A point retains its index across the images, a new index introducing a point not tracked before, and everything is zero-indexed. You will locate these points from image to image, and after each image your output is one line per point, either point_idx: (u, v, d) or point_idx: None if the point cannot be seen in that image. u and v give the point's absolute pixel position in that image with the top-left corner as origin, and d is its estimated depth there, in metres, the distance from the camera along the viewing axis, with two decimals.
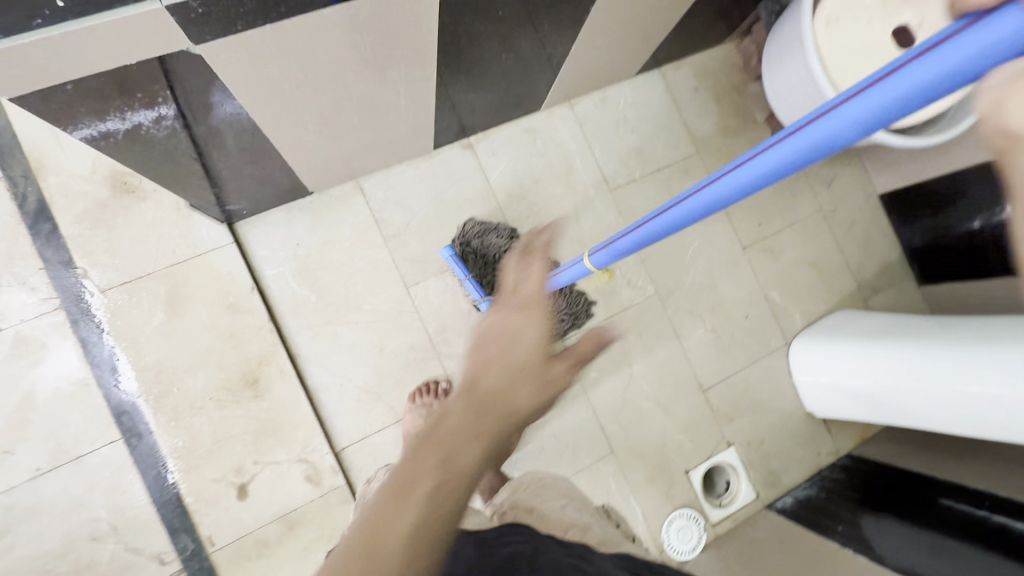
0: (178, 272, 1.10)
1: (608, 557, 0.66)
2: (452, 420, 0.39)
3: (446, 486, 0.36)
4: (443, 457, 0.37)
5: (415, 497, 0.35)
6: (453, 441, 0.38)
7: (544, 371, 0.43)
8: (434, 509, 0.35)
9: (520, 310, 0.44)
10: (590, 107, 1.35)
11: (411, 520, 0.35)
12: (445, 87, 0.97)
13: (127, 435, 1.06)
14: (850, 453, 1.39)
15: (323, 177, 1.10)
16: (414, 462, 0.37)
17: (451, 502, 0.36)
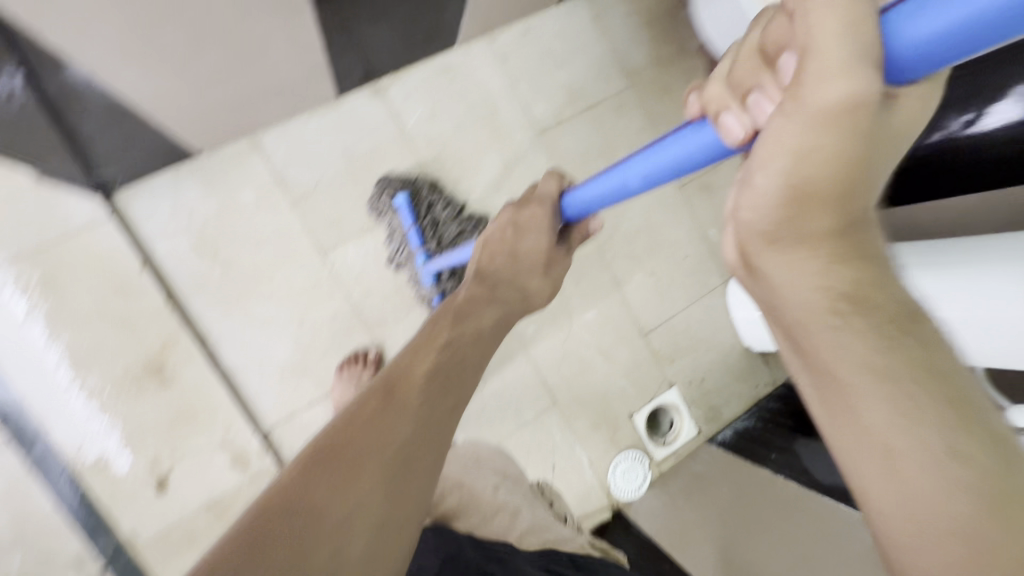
0: (50, 255, 0.97)
1: (531, 556, 0.67)
2: (456, 305, 0.65)
3: (452, 343, 0.59)
4: (450, 330, 0.60)
5: (432, 350, 0.56)
6: (449, 343, 0.58)
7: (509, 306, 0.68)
8: (441, 355, 0.56)
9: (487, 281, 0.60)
10: (512, 39, 1.23)
11: (427, 362, 0.54)
12: (331, 24, 0.84)
13: (19, 438, 0.96)
14: (786, 382, 1.43)
15: (208, 135, 0.97)
16: (430, 334, 0.59)
17: (447, 365, 0.56)
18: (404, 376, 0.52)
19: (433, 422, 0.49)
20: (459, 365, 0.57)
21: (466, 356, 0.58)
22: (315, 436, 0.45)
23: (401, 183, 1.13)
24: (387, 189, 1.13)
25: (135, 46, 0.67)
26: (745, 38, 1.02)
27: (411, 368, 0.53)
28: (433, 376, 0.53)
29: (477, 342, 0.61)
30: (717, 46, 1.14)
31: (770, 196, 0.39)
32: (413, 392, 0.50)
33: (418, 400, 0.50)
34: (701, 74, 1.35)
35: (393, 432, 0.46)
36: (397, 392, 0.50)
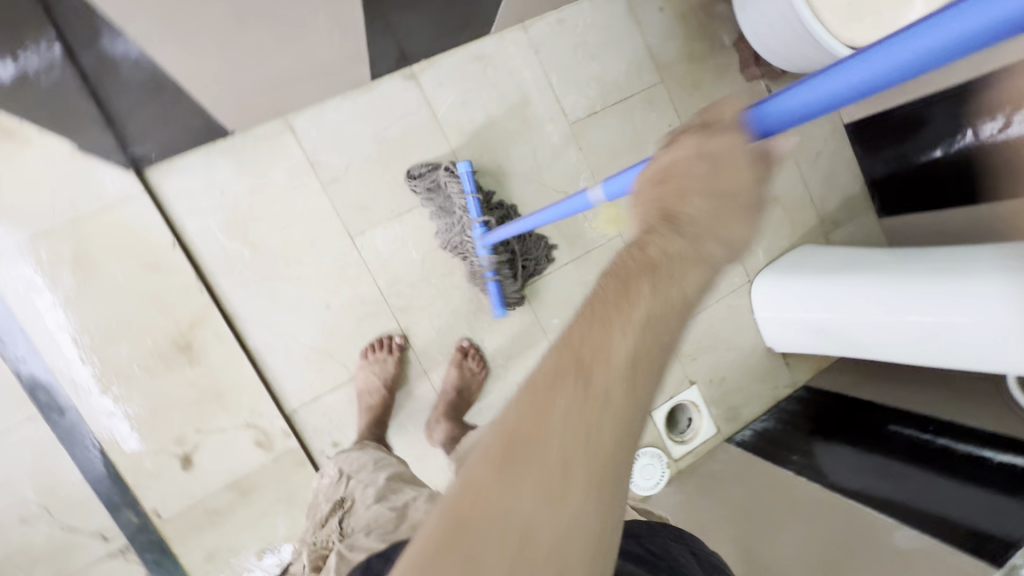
0: (82, 229, 0.97)
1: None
2: (650, 270, 0.40)
3: (650, 320, 0.39)
4: (650, 300, 0.39)
5: (630, 328, 0.38)
6: (657, 291, 0.39)
7: (724, 246, 0.42)
8: (642, 335, 0.38)
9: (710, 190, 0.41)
10: (545, 29, 1.22)
11: (627, 341, 0.38)
12: (372, 7, 0.84)
13: (46, 411, 0.96)
14: (806, 385, 1.42)
15: (244, 114, 0.97)
16: (623, 294, 0.39)
17: (653, 337, 0.39)
18: (601, 353, 0.37)
19: (640, 399, 0.38)
20: (670, 331, 0.40)
21: (663, 332, 0.40)
22: (496, 421, 0.37)
23: (429, 172, 1.11)
24: (419, 178, 1.11)
25: (180, 19, 0.67)
26: (786, 34, 1.01)
27: (608, 344, 0.37)
28: (636, 360, 0.38)
29: (685, 308, 0.41)
30: (754, 43, 1.13)
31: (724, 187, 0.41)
32: (618, 375, 0.37)
33: (624, 386, 0.37)
34: (733, 71, 1.34)
35: (597, 424, 0.36)
36: (592, 373, 0.37)
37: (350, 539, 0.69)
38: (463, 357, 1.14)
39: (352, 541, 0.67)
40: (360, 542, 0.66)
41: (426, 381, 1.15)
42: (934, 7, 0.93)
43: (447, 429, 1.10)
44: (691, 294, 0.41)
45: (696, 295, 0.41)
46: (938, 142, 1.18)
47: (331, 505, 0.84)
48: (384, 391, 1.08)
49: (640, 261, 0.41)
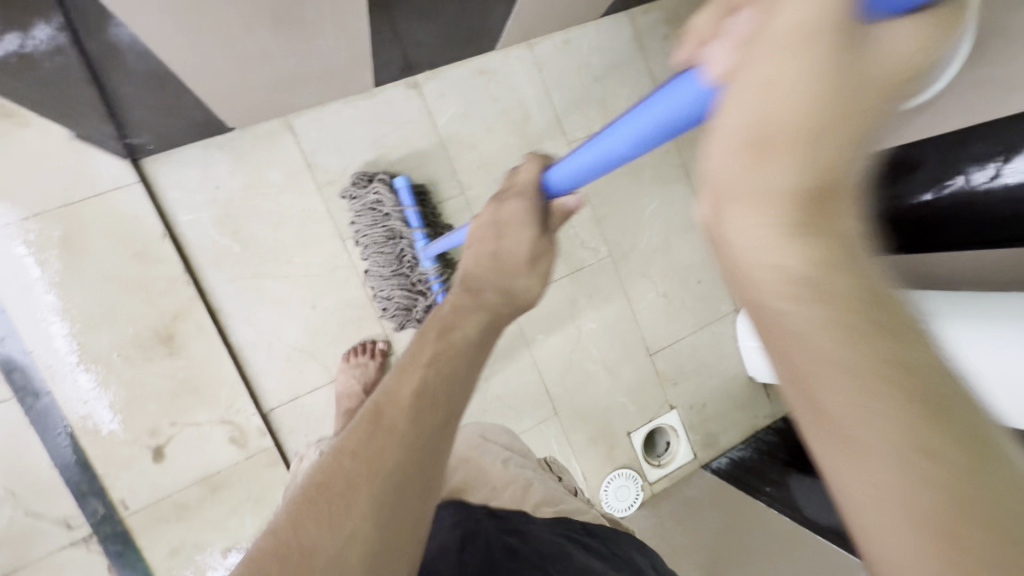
0: (74, 214, 0.97)
1: (546, 525, 0.67)
2: (443, 324, 0.50)
3: (437, 362, 0.46)
4: (434, 347, 0.47)
5: (416, 368, 0.45)
6: (441, 334, 0.49)
7: (507, 293, 0.57)
8: (430, 375, 0.45)
9: (493, 249, 0.59)
10: (550, 49, 1.24)
11: (414, 380, 0.44)
12: (379, 16, 0.85)
13: (21, 393, 0.96)
14: (785, 417, 1.44)
15: (245, 112, 0.98)
16: (413, 350, 0.47)
17: (442, 367, 0.46)
18: (391, 397, 0.43)
19: (438, 389, 0.44)
20: (454, 362, 0.47)
21: (455, 368, 0.46)
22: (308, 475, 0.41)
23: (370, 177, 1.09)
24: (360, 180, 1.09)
25: (186, 15, 0.66)
26: None
27: (398, 388, 0.43)
28: (421, 392, 0.43)
29: (462, 347, 0.49)
30: None
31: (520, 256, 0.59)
32: (401, 410, 0.42)
33: (412, 414, 0.42)
34: None
35: (384, 451, 0.40)
36: (383, 415, 0.42)
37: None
38: None
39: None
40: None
41: None
42: None
43: None
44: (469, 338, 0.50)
45: (477, 335, 0.51)
46: None
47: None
48: (364, 396, 1.07)
49: (441, 319, 0.51)
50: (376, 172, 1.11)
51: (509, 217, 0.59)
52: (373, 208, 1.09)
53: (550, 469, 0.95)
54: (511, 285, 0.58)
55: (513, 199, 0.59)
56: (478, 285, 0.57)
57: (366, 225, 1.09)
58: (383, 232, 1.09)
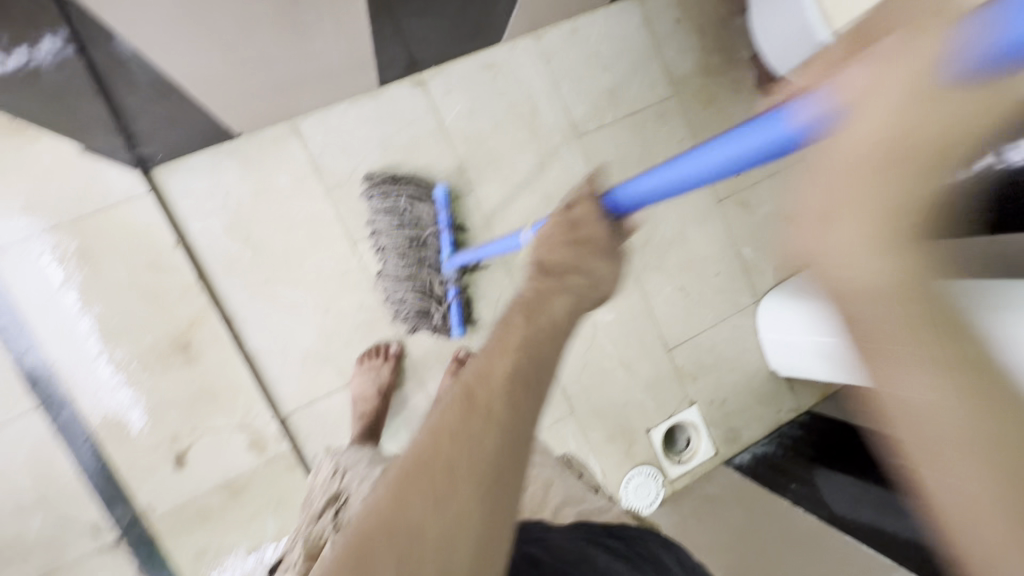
0: (90, 226, 0.98)
1: (565, 530, 0.63)
2: (535, 300, 0.50)
3: (528, 343, 0.47)
4: (524, 329, 0.48)
5: (501, 364, 0.44)
6: (530, 316, 0.49)
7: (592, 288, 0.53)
8: (519, 361, 0.45)
9: (574, 234, 0.53)
10: (558, 38, 1.20)
11: (505, 365, 0.44)
12: (380, 13, 0.82)
13: (46, 404, 0.97)
14: (811, 410, 1.39)
15: (250, 117, 0.97)
16: (504, 333, 0.47)
17: (535, 354, 0.46)
18: (483, 381, 0.43)
19: (524, 399, 0.43)
20: (547, 341, 0.48)
21: (544, 351, 0.47)
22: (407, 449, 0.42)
23: (389, 181, 1.09)
24: (379, 182, 1.09)
25: (195, 8, 0.64)
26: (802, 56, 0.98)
27: (489, 371, 0.44)
28: (516, 377, 0.44)
29: (555, 328, 0.49)
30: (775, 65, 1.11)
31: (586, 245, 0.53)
32: (497, 395, 0.42)
33: (503, 398, 0.42)
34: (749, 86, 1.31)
35: (478, 432, 0.40)
36: (476, 399, 0.42)
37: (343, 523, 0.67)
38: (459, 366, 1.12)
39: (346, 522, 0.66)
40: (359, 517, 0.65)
41: (420, 390, 1.15)
42: None
43: None
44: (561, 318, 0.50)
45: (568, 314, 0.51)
46: None
47: (328, 500, 0.79)
48: (378, 398, 1.07)
49: (530, 298, 0.51)
50: (401, 174, 1.11)
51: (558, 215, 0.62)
52: (398, 211, 1.08)
53: (569, 468, 0.93)
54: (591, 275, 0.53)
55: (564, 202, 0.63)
56: (562, 273, 0.52)
57: (387, 231, 1.08)
58: (403, 233, 1.08)
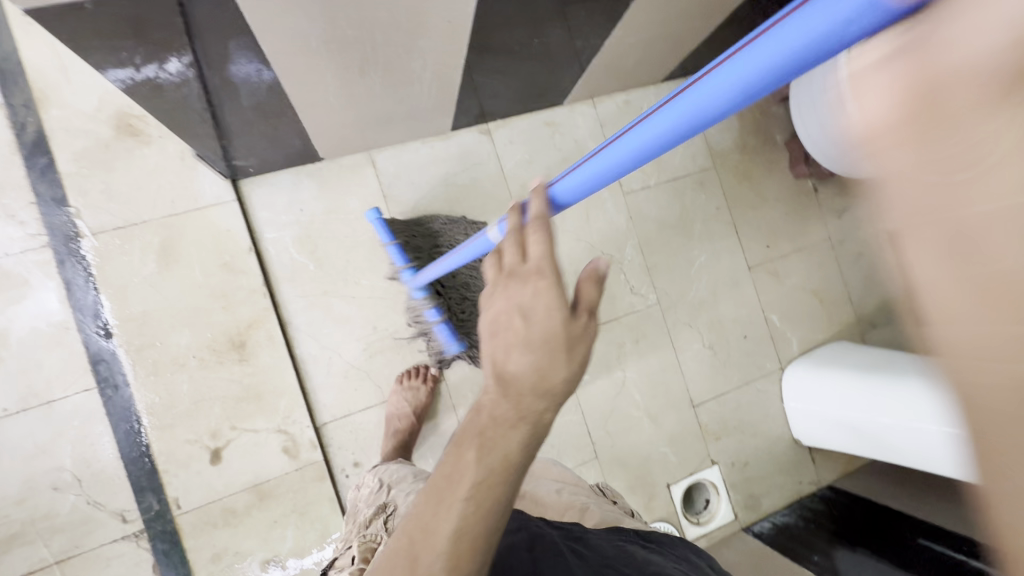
0: (175, 224, 1.06)
1: (602, 534, 0.67)
2: (476, 439, 0.40)
3: (476, 497, 0.40)
4: (475, 476, 0.40)
5: (453, 504, 0.40)
6: (476, 460, 0.40)
7: (551, 397, 0.40)
8: (466, 515, 0.40)
9: (522, 339, 0.40)
10: (613, 108, 1.34)
11: (448, 523, 0.40)
12: (474, 67, 0.94)
13: (102, 385, 1.02)
14: (832, 485, 1.39)
15: (337, 145, 1.07)
16: (447, 477, 0.41)
17: (477, 509, 0.40)
18: (426, 535, 0.40)
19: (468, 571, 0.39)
20: (493, 496, 0.40)
21: (492, 497, 0.40)
22: None
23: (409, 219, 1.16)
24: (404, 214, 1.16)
25: (332, 49, 0.72)
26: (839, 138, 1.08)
27: (432, 525, 0.40)
28: (458, 536, 0.39)
29: (508, 470, 0.40)
30: (812, 150, 1.24)
31: (542, 330, 0.39)
32: (439, 557, 0.39)
33: (445, 570, 0.39)
34: (782, 167, 1.42)
35: None
36: (418, 560, 0.40)
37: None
38: None
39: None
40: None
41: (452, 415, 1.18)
42: None
43: None
44: (519, 457, 0.40)
45: (520, 456, 0.40)
46: None
47: (375, 508, 0.85)
48: (413, 418, 1.10)
49: (470, 431, 0.41)
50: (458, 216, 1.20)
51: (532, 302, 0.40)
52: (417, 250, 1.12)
53: (603, 493, 0.94)
54: (549, 380, 0.39)
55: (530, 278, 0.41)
56: (513, 392, 0.40)
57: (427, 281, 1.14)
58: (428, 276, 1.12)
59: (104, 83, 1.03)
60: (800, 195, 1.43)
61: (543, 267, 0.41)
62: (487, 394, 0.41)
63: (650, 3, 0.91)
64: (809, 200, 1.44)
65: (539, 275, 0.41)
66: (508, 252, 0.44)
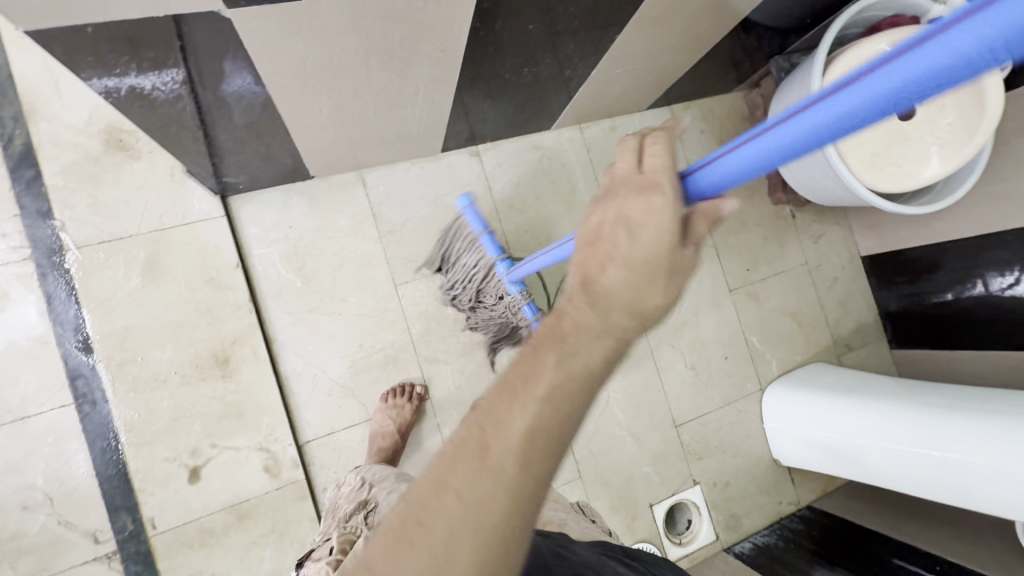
0: (162, 238, 1.06)
1: (585, 545, 0.69)
2: (558, 342, 0.41)
3: (555, 397, 0.39)
4: (556, 375, 0.40)
5: (530, 401, 0.39)
6: (560, 364, 0.40)
7: (639, 314, 0.42)
8: (543, 413, 0.39)
9: (626, 253, 0.43)
10: (599, 133, 1.38)
11: (526, 417, 0.39)
12: (465, 92, 0.97)
13: (79, 400, 1.00)
14: (811, 505, 1.41)
15: (328, 163, 1.09)
16: (526, 373, 0.40)
17: (555, 413, 0.39)
18: (499, 427, 0.39)
19: (541, 469, 0.39)
20: (573, 403, 0.40)
21: (573, 402, 0.40)
22: (398, 502, 0.40)
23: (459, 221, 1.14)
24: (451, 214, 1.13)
25: (327, 72, 0.74)
26: (813, 169, 1.13)
27: (507, 418, 0.39)
28: (533, 434, 0.38)
29: (589, 379, 0.41)
30: (788, 179, 1.29)
31: (645, 251, 0.42)
32: (513, 448, 0.38)
33: (521, 460, 0.38)
34: (761, 193, 1.47)
35: (488, 494, 0.37)
36: (490, 449, 0.38)
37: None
38: None
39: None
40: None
41: (437, 433, 1.18)
42: (953, 167, 1.02)
43: None
44: (598, 367, 0.42)
45: (601, 367, 0.42)
46: (950, 287, 1.32)
47: (355, 505, 0.88)
48: (397, 436, 1.10)
49: (554, 333, 0.42)
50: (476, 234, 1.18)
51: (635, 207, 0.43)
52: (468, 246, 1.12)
53: (583, 511, 0.94)
54: (643, 301, 0.42)
55: (637, 195, 0.44)
56: (605, 300, 0.43)
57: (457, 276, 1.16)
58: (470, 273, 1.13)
59: (95, 98, 1.04)
60: (778, 221, 1.48)
61: (657, 182, 0.44)
62: (573, 301, 0.43)
63: (634, 37, 0.95)
64: (787, 225, 1.49)
65: (653, 189, 0.43)
66: (619, 164, 0.46)
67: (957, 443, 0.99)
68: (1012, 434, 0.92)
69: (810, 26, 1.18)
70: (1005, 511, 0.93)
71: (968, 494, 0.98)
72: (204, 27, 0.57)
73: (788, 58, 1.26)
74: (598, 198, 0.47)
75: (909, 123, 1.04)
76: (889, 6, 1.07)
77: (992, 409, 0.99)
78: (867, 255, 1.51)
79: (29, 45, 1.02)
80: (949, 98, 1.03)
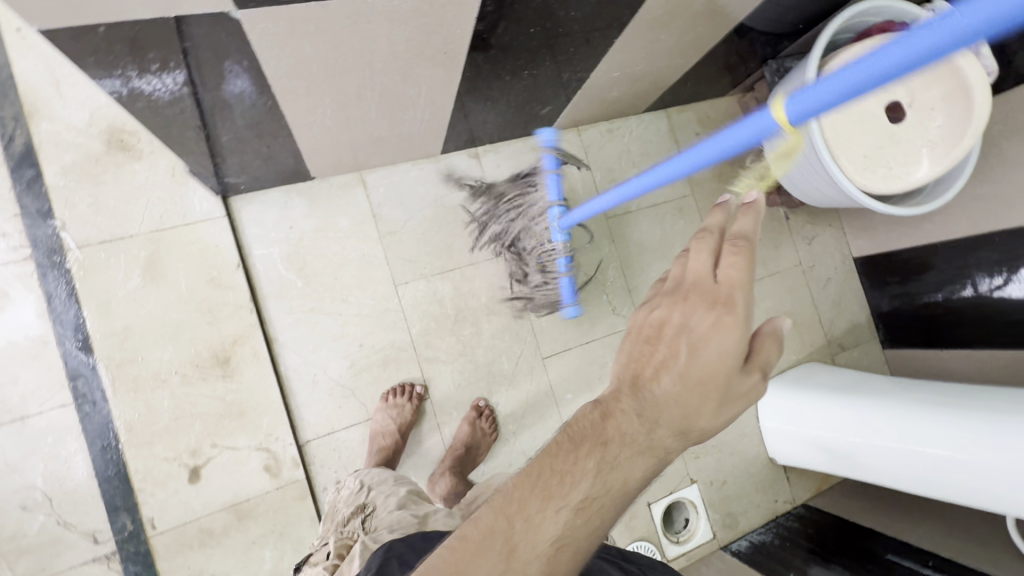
0: (162, 238, 1.06)
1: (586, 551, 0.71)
2: (601, 446, 0.46)
3: (587, 508, 0.45)
4: (592, 486, 0.45)
5: (563, 508, 0.45)
6: (599, 472, 0.45)
7: (683, 434, 0.46)
8: (574, 521, 0.44)
9: (682, 368, 0.46)
10: (596, 135, 1.39)
11: (556, 524, 0.44)
12: (465, 94, 0.98)
13: (79, 400, 1.00)
14: (806, 503, 1.43)
15: (329, 164, 1.10)
16: (566, 474, 0.45)
17: (585, 523, 0.45)
18: (529, 531, 0.44)
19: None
20: (604, 515, 0.45)
21: (599, 518, 0.45)
22: (427, 564, 0.47)
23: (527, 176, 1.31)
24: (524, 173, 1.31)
25: (331, 73, 0.75)
26: (807, 170, 1.15)
27: (539, 523, 0.45)
28: (562, 542, 0.44)
29: (624, 492, 0.45)
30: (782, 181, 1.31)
31: (699, 368, 0.46)
32: (539, 553, 0.44)
33: (544, 566, 0.44)
34: None
35: None
36: (517, 551, 0.44)
37: (374, 534, 0.77)
38: (477, 416, 1.18)
39: (376, 536, 0.76)
40: (384, 536, 0.74)
41: (436, 433, 1.19)
42: (942, 169, 1.04)
43: (450, 483, 1.11)
44: (634, 486, 0.46)
45: (638, 484, 0.46)
46: (940, 287, 1.34)
47: (353, 509, 0.89)
48: (397, 435, 1.10)
49: (598, 432, 0.47)
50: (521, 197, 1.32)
51: (698, 300, 0.47)
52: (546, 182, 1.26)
53: None
54: (691, 421, 0.46)
55: (695, 295, 0.48)
56: (654, 413, 0.46)
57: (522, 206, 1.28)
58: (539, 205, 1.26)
59: (97, 98, 1.04)
60: (772, 223, 1.50)
61: (730, 299, 0.46)
62: (624, 408, 0.47)
63: (632, 41, 0.97)
64: (780, 227, 1.51)
65: (725, 307, 0.46)
66: (694, 262, 0.49)
67: (952, 441, 1.00)
68: (1005, 430, 0.94)
69: (802, 32, 1.20)
70: (999, 506, 0.95)
71: (961, 490, 1.00)
72: (210, 27, 0.58)
73: (781, 63, 1.28)
74: (667, 292, 0.50)
75: (899, 126, 1.07)
76: (877, 13, 1.10)
77: (985, 408, 1.00)
78: (860, 256, 1.54)
79: (31, 46, 1.02)
80: (937, 102, 1.06)
